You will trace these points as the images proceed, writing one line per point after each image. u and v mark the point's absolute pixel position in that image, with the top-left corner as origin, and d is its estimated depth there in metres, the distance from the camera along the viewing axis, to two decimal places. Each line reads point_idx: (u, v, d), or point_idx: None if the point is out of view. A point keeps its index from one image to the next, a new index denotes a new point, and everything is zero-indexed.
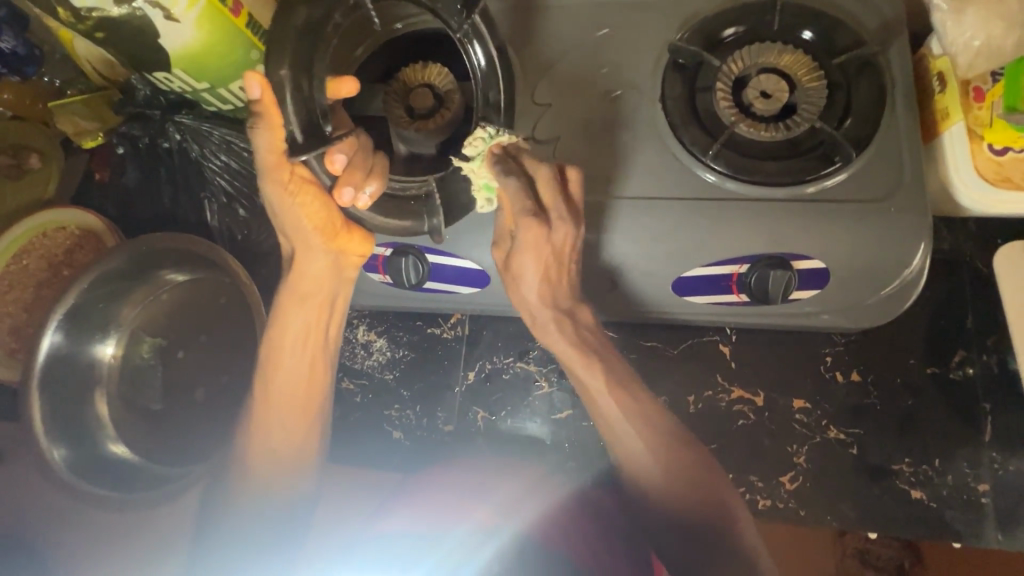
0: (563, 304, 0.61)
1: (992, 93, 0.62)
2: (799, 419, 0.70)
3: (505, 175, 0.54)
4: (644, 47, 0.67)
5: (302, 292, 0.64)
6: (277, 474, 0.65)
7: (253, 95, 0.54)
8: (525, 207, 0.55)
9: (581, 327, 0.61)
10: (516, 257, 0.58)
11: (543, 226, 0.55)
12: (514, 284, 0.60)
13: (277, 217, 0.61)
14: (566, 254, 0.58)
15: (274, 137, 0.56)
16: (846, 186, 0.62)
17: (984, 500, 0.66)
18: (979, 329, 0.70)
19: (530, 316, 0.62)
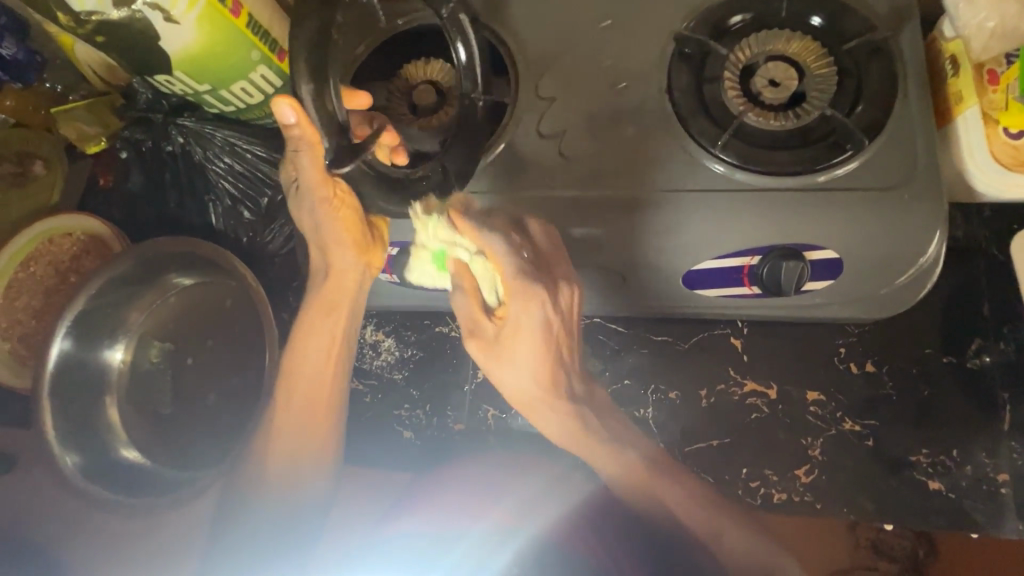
0: (573, 388, 0.60)
1: (1006, 76, 0.60)
2: (813, 411, 0.69)
3: (487, 234, 0.56)
4: (649, 37, 0.66)
5: (328, 301, 0.64)
6: (293, 478, 0.65)
7: (288, 119, 0.52)
8: (523, 282, 0.56)
9: (592, 410, 0.61)
10: (517, 336, 0.58)
11: (546, 300, 0.56)
12: (508, 370, 0.59)
13: (315, 231, 0.61)
14: (567, 331, 0.59)
15: (315, 157, 0.55)
16: (859, 173, 0.61)
17: (1004, 490, 0.65)
18: (996, 317, 0.69)
19: (529, 400, 0.61)
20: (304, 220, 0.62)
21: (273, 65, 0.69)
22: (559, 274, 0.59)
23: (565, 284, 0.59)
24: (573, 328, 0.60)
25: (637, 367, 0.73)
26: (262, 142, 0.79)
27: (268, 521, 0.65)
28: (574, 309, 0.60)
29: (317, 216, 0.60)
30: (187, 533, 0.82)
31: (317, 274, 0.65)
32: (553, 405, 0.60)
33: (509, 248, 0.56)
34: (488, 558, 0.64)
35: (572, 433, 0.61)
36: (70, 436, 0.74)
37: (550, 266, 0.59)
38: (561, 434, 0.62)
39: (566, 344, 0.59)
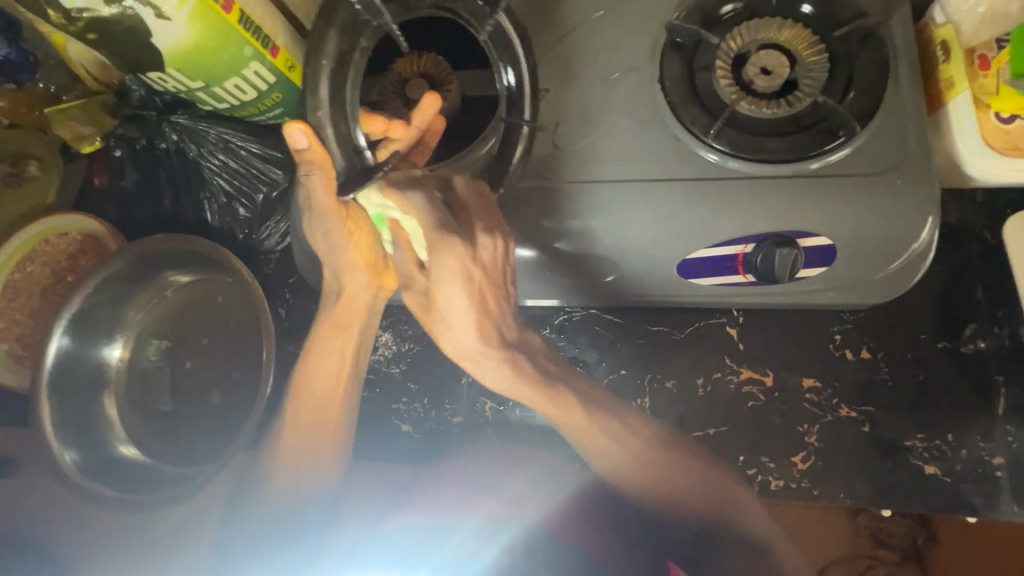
0: (504, 336, 0.57)
1: (997, 60, 0.61)
2: (809, 398, 0.69)
3: (409, 197, 0.54)
4: (641, 27, 0.66)
5: (340, 321, 0.67)
6: (298, 475, 0.67)
7: (299, 144, 0.53)
8: (442, 235, 0.53)
9: (527, 360, 0.57)
10: (440, 292, 0.55)
11: (464, 252, 0.53)
12: (440, 329, 0.58)
13: (330, 254, 0.64)
14: (495, 277, 0.56)
15: (326, 182, 0.56)
16: (851, 160, 0.61)
17: (1000, 472, 0.65)
18: (990, 302, 0.69)
19: (463, 357, 0.58)
20: (318, 242, 0.64)
21: (265, 61, 0.69)
22: (484, 222, 0.54)
23: (487, 235, 0.54)
24: (499, 276, 0.56)
25: (633, 357, 0.73)
26: (256, 139, 0.79)
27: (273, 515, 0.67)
28: (505, 257, 0.57)
29: (332, 238, 0.62)
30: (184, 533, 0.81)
31: (329, 296, 0.68)
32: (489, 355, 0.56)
33: (429, 206, 0.54)
34: (482, 550, 0.65)
35: (514, 383, 0.57)
36: (70, 434, 0.75)
37: (475, 214, 0.55)
38: (502, 384, 0.58)
39: (492, 294, 0.56)
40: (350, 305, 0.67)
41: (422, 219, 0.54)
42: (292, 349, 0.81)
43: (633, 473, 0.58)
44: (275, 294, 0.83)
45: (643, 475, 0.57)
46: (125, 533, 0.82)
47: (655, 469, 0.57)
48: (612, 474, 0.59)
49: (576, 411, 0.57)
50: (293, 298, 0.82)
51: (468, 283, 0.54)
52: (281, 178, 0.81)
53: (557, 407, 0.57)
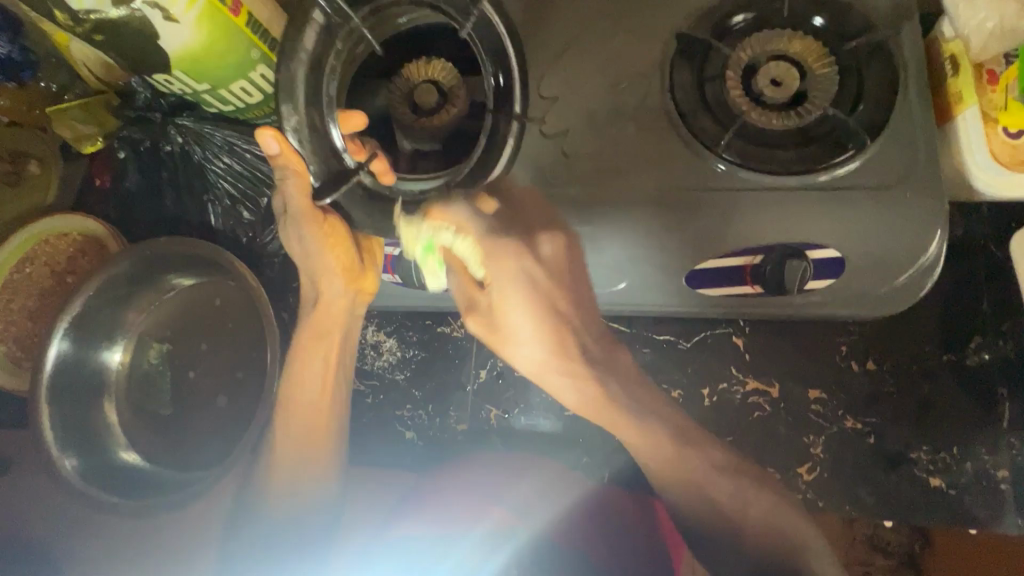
0: (586, 348, 0.59)
1: (1005, 76, 0.61)
2: (815, 409, 0.69)
3: (452, 209, 0.58)
4: (651, 36, 0.66)
5: (319, 327, 0.68)
6: (292, 483, 0.67)
7: (273, 149, 0.58)
8: (494, 243, 0.58)
9: (609, 380, 0.59)
10: (504, 309, 0.59)
11: (519, 255, 0.58)
12: (509, 347, 0.60)
13: (306, 259, 0.66)
14: (559, 287, 0.59)
15: (301, 184, 0.61)
16: (861, 173, 0.61)
17: (1004, 486, 0.65)
18: (995, 314, 0.69)
19: (535, 372, 0.60)
20: (294, 248, 0.66)
21: (272, 64, 0.68)
22: (540, 226, 0.61)
23: (545, 236, 0.60)
24: (568, 277, 0.60)
25: (639, 366, 0.73)
26: (261, 142, 0.78)
27: (270, 523, 0.67)
28: (570, 258, 0.61)
29: (308, 243, 0.65)
30: (185, 538, 0.81)
31: (307, 305, 0.70)
32: (567, 367, 0.58)
33: (474, 214, 0.58)
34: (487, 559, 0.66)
35: (588, 399, 0.59)
36: (69, 439, 0.74)
37: (527, 220, 0.62)
38: (576, 404, 0.61)
39: (563, 301, 0.59)
40: (328, 313, 0.69)
41: (467, 228, 0.57)
42: None
43: None
44: (279, 298, 0.82)
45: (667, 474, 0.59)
46: (124, 538, 0.81)
47: (697, 476, 0.58)
48: None
49: (636, 431, 0.58)
50: (296, 302, 0.82)
51: (531, 290, 0.58)
52: None
53: (620, 420, 0.59)
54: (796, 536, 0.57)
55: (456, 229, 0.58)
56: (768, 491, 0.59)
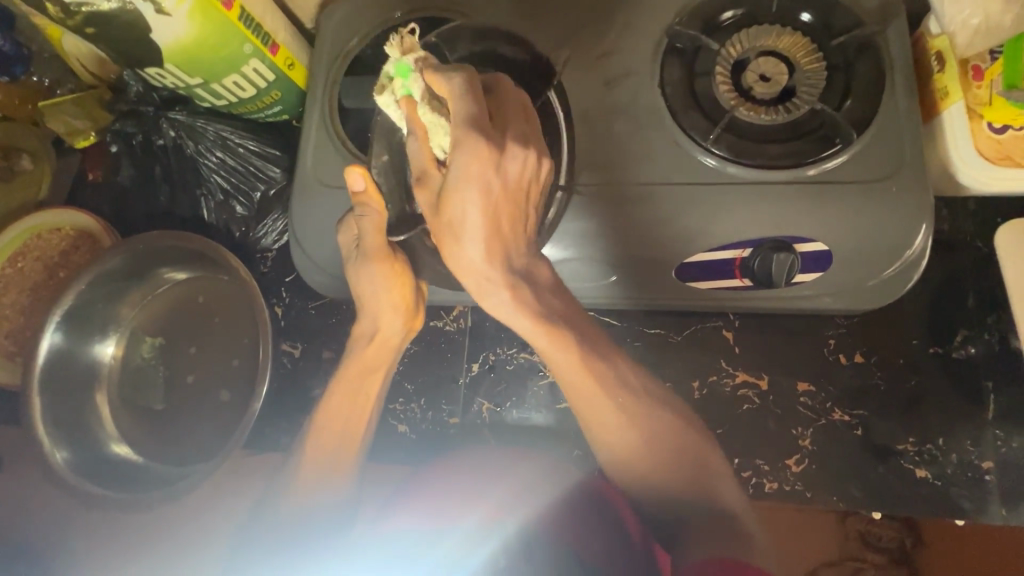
0: (512, 264, 0.52)
1: (990, 72, 0.62)
2: (803, 401, 0.70)
3: (452, 77, 0.50)
4: (643, 31, 0.66)
5: (370, 361, 0.68)
6: (301, 485, 0.64)
7: (358, 186, 0.60)
8: (472, 129, 0.48)
9: (530, 289, 0.51)
10: (452, 200, 0.49)
11: (493, 158, 0.48)
12: (449, 245, 0.51)
13: (372, 299, 0.65)
14: (516, 199, 0.51)
15: (378, 222, 0.61)
16: (848, 167, 0.62)
17: (988, 476, 0.66)
18: (980, 308, 0.70)
19: (472, 281, 0.52)
20: (360, 286, 0.65)
21: (266, 59, 0.69)
22: (516, 132, 0.51)
23: (519, 144, 0.50)
24: (525, 198, 0.52)
25: (631, 359, 0.74)
26: (254, 136, 0.78)
27: (280, 523, 0.64)
28: (533, 178, 0.52)
29: (375, 281, 0.64)
30: (173, 533, 0.80)
31: (360, 339, 0.68)
32: (501, 278, 0.51)
33: (471, 88, 0.49)
34: (473, 552, 0.65)
35: (516, 313, 0.51)
36: (61, 433, 0.73)
37: (508, 121, 0.52)
38: (501, 312, 0.52)
39: (509, 222, 0.51)
40: (379, 349, 0.68)
41: (457, 101, 0.49)
42: (288, 348, 0.80)
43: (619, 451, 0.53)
44: (272, 293, 0.82)
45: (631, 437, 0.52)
46: (112, 531, 0.81)
47: (652, 426, 0.53)
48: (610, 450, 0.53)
49: (574, 358, 0.51)
50: (290, 297, 0.81)
51: (484, 192, 0.49)
52: (280, 177, 0.80)
53: (574, 370, 0.51)
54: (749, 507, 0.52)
55: (443, 96, 0.51)
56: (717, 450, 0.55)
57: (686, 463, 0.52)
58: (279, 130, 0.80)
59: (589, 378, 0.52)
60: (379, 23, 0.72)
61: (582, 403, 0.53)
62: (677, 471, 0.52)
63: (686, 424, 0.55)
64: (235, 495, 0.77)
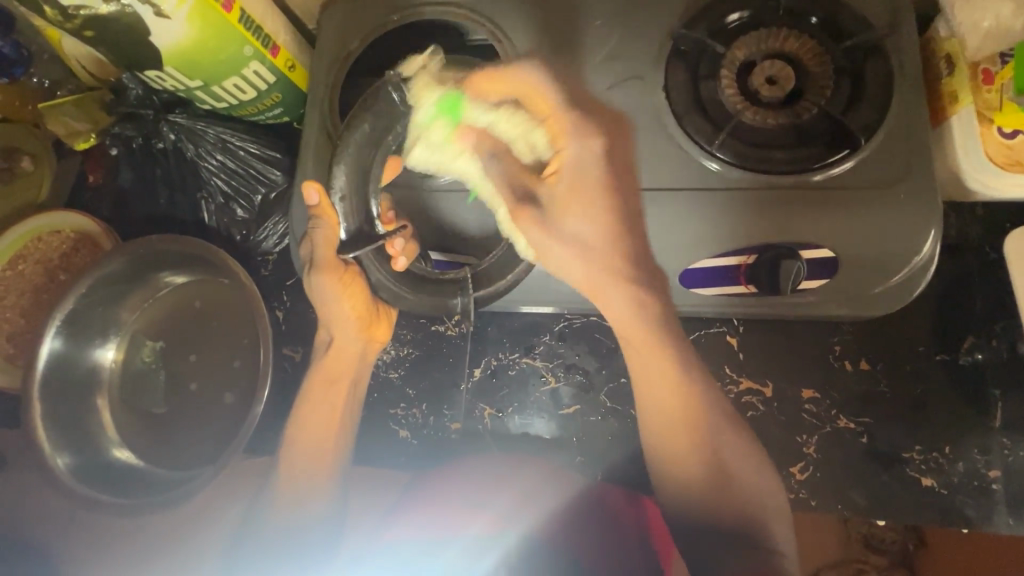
0: (626, 241, 0.52)
1: (1000, 76, 0.61)
2: (808, 408, 0.69)
3: (523, 73, 0.53)
4: (646, 34, 0.66)
5: (331, 370, 0.67)
6: (304, 491, 0.64)
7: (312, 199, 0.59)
8: (582, 123, 0.51)
9: (648, 291, 0.52)
10: (576, 203, 0.50)
11: (609, 137, 0.52)
12: (559, 251, 0.51)
13: (323, 307, 0.65)
14: (627, 175, 0.53)
15: (329, 234, 0.60)
16: (856, 173, 0.61)
17: (996, 485, 0.65)
18: (988, 315, 0.69)
19: (593, 269, 0.51)
20: (313, 295, 0.64)
21: (266, 61, 0.68)
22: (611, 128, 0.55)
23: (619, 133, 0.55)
24: (633, 181, 0.54)
25: None
26: (254, 139, 0.78)
27: (282, 532, 0.64)
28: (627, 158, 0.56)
29: (324, 291, 0.62)
30: (176, 537, 0.80)
31: (321, 346, 0.69)
32: (609, 271, 0.51)
33: (554, 88, 0.52)
34: (477, 562, 0.64)
35: (632, 301, 0.52)
36: (62, 438, 0.73)
37: (599, 116, 0.56)
38: (618, 303, 0.52)
39: (623, 199, 0.51)
40: (339, 358, 0.68)
41: (536, 95, 0.53)
42: (289, 353, 0.80)
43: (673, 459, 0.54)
44: (273, 297, 0.81)
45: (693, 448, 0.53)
46: (115, 535, 0.81)
47: (732, 450, 0.54)
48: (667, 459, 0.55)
49: (668, 368, 0.53)
50: (291, 301, 0.81)
51: (613, 169, 0.51)
52: (281, 180, 0.80)
53: (664, 376, 0.54)
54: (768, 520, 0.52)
55: (517, 96, 0.54)
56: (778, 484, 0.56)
57: (750, 490, 0.53)
58: (280, 133, 0.80)
59: (683, 387, 0.54)
60: (380, 25, 0.71)
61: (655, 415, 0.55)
62: (714, 482, 0.53)
63: (732, 443, 0.54)
64: (236, 501, 0.77)
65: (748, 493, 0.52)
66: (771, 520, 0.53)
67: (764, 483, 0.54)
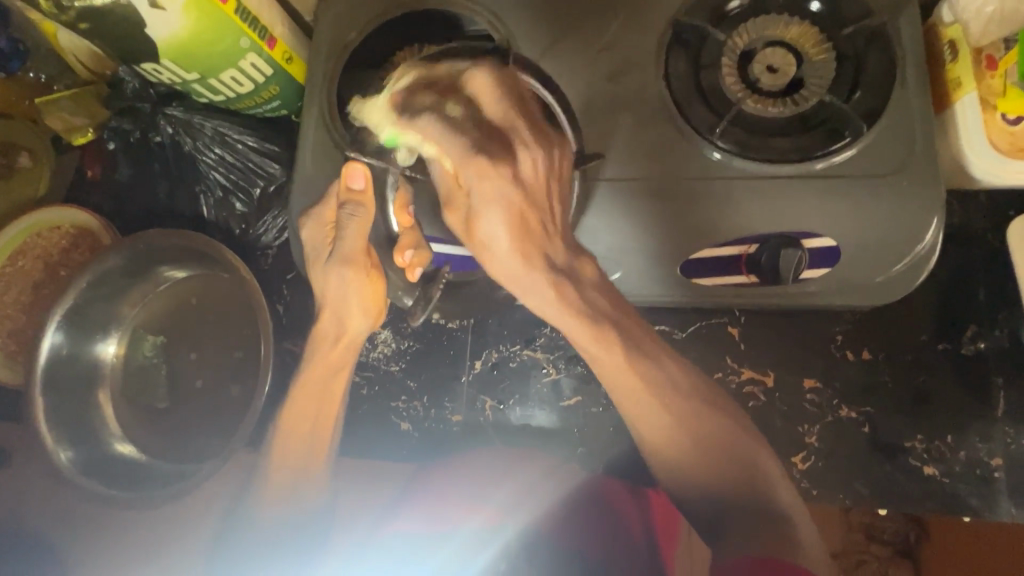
0: (553, 260, 0.49)
1: (1005, 61, 0.60)
2: (810, 398, 0.69)
3: (419, 120, 0.47)
4: (647, 22, 0.65)
5: (334, 363, 0.64)
6: (309, 483, 0.64)
7: (356, 185, 0.58)
8: (477, 159, 0.45)
9: (573, 287, 0.49)
10: (479, 221, 0.47)
11: (507, 170, 0.46)
12: (488, 259, 0.49)
13: (338, 299, 0.62)
14: (542, 197, 0.48)
15: (361, 226, 0.59)
16: (857, 161, 0.60)
17: (997, 474, 0.65)
18: (991, 304, 0.69)
19: (506, 281, 0.50)
20: (326, 288, 0.62)
21: (263, 54, 0.68)
22: (519, 135, 0.47)
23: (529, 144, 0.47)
24: (547, 196, 0.48)
25: None
26: (252, 133, 0.78)
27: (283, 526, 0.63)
28: (551, 175, 0.49)
29: (346, 283, 0.61)
30: (178, 530, 0.81)
31: (321, 342, 0.64)
32: (532, 276, 0.48)
33: (444, 124, 0.46)
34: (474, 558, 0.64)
35: (562, 312, 0.49)
36: (64, 432, 0.73)
37: (501, 125, 0.47)
38: (546, 311, 0.50)
39: (535, 211, 0.47)
40: (344, 352, 0.65)
41: (442, 144, 0.46)
42: (290, 346, 0.80)
43: (666, 446, 0.52)
44: (273, 290, 0.81)
45: (690, 441, 0.51)
46: (118, 529, 0.81)
47: (701, 428, 0.51)
48: (653, 445, 0.52)
49: (621, 361, 0.50)
50: (292, 295, 0.81)
51: (513, 204, 0.46)
52: (279, 173, 0.79)
53: (621, 372, 0.50)
54: (786, 503, 0.50)
55: (427, 140, 0.47)
56: (767, 450, 0.53)
57: (731, 461, 0.51)
58: (278, 126, 0.79)
59: (637, 376, 0.50)
60: (376, 15, 0.71)
61: (632, 408, 0.52)
62: (712, 464, 0.51)
63: (735, 426, 0.53)
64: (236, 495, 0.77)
65: (755, 480, 0.51)
66: (769, 489, 0.50)
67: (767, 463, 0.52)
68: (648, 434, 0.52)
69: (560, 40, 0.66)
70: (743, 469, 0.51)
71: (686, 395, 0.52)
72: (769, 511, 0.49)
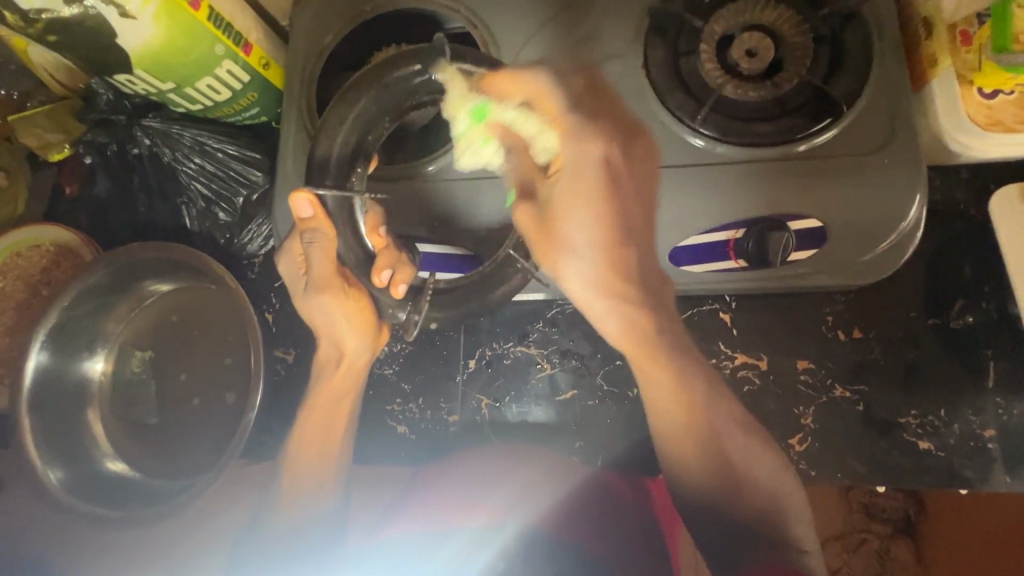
0: (630, 272, 0.55)
1: (979, 36, 0.61)
2: (804, 379, 0.70)
3: (528, 78, 0.52)
4: (624, 12, 0.65)
5: (339, 386, 0.67)
6: (308, 492, 0.64)
7: (305, 213, 0.54)
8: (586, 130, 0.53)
9: (638, 299, 0.56)
10: (563, 208, 0.53)
11: (605, 145, 0.53)
12: (560, 260, 0.54)
13: (328, 324, 0.63)
14: (625, 183, 0.55)
15: (327, 250, 0.56)
16: (838, 142, 0.61)
17: (992, 445, 0.66)
18: (977, 277, 0.70)
19: (581, 292, 0.56)
20: (313, 314, 0.63)
21: (239, 60, 0.67)
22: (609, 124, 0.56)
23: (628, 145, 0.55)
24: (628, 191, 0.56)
25: None
26: (231, 140, 0.76)
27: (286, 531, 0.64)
28: (637, 179, 0.56)
29: (328, 308, 0.62)
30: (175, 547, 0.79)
31: (327, 363, 0.68)
32: (620, 282, 0.55)
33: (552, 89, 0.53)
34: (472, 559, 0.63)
35: (629, 332, 0.56)
36: (53, 452, 0.72)
37: (603, 125, 0.55)
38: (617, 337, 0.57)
39: (619, 202, 0.54)
40: (349, 372, 0.67)
41: (538, 103, 0.52)
42: (281, 354, 0.79)
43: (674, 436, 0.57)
44: (262, 299, 0.81)
45: (713, 462, 0.56)
46: (114, 550, 0.80)
47: (718, 441, 0.56)
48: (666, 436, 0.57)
49: (668, 389, 0.56)
50: (280, 302, 0.80)
51: (602, 178, 0.53)
52: (262, 180, 0.78)
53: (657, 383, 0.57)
54: (803, 529, 0.56)
55: (529, 99, 0.52)
56: (784, 467, 0.57)
57: (743, 475, 0.56)
58: (257, 133, 0.78)
59: (678, 394, 0.56)
60: (351, 18, 0.70)
61: (663, 417, 0.58)
62: (723, 485, 0.56)
63: (753, 429, 0.57)
64: (236, 507, 0.77)
65: (773, 508, 0.55)
66: (781, 518, 0.55)
67: (780, 485, 0.56)
68: (668, 431, 0.57)
69: (539, 33, 0.66)
70: (764, 497, 0.55)
71: (715, 411, 0.56)
72: (772, 530, 0.55)
